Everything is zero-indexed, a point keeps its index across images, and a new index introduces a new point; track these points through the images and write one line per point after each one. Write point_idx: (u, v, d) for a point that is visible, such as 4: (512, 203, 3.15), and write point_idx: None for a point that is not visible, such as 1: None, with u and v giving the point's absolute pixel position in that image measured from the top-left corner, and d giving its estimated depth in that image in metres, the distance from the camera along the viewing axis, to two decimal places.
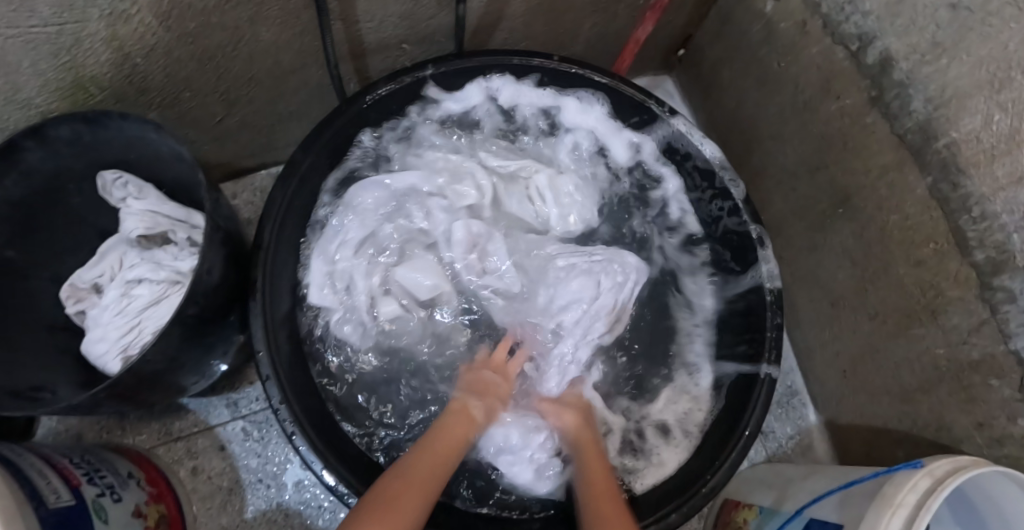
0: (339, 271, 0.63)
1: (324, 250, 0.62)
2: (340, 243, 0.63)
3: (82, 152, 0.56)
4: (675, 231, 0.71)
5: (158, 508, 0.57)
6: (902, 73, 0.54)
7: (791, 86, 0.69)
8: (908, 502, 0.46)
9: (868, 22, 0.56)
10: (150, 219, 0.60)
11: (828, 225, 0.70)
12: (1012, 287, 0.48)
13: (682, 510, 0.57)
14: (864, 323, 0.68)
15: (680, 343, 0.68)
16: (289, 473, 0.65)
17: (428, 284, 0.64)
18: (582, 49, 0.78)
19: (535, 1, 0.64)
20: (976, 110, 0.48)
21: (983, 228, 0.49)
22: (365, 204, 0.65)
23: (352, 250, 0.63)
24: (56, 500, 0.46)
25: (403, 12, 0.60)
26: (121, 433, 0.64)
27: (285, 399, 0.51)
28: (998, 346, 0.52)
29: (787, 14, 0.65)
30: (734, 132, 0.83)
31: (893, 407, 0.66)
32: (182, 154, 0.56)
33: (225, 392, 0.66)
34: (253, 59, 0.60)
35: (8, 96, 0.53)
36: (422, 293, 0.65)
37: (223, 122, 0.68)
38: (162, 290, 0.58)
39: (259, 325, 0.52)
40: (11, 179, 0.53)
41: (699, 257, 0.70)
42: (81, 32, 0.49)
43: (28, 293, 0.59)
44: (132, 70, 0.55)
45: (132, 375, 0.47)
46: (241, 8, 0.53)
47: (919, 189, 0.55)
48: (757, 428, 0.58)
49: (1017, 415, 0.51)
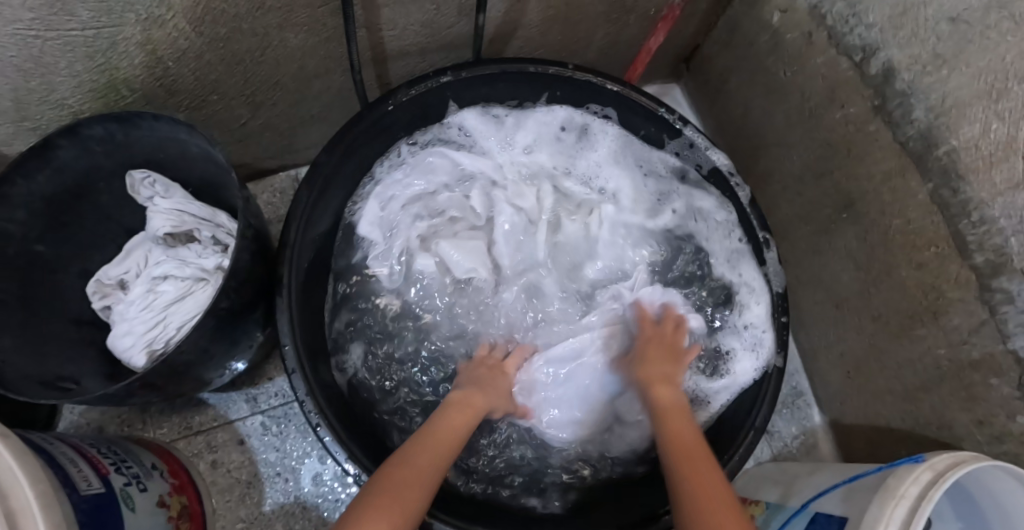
0: (389, 216, 0.69)
1: (381, 198, 0.68)
2: (391, 196, 0.68)
3: (113, 151, 0.58)
4: (703, 232, 0.71)
5: (180, 499, 0.58)
6: (904, 83, 0.56)
7: (797, 95, 0.71)
8: (910, 493, 0.48)
9: (872, 33, 0.58)
10: (175, 217, 0.62)
11: (833, 229, 0.72)
12: (1010, 288, 0.51)
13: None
14: (867, 325, 0.70)
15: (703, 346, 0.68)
16: (307, 467, 0.66)
17: (467, 265, 0.67)
18: (595, 58, 0.80)
19: (550, 11, 0.66)
20: (975, 119, 0.51)
21: (983, 231, 0.52)
22: (404, 170, 0.69)
23: (405, 203, 0.69)
24: (87, 487, 0.47)
25: (425, 20, 0.62)
26: (141, 426, 0.65)
27: (310, 391, 0.52)
28: (997, 345, 0.54)
29: (793, 26, 0.67)
30: (740, 139, 0.85)
31: (895, 406, 0.68)
32: (212, 154, 0.58)
33: (245, 387, 0.67)
34: (279, 64, 0.62)
35: (42, 96, 0.54)
36: (460, 272, 0.68)
37: (247, 124, 0.70)
38: (188, 286, 0.60)
39: (286, 319, 0.53)
40: (43, 177, 0.54)
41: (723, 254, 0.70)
42: (118, 36, 0.51)
43: (56, 287, 0.60)
44: (163, 73, 0.57)
45: (165, 366, 0.48)
46: (271, 15, 0.55)
47: (921, 194, 0.58)
48: (764, 423, 0.59)
49: (1015, 413, 0.54)
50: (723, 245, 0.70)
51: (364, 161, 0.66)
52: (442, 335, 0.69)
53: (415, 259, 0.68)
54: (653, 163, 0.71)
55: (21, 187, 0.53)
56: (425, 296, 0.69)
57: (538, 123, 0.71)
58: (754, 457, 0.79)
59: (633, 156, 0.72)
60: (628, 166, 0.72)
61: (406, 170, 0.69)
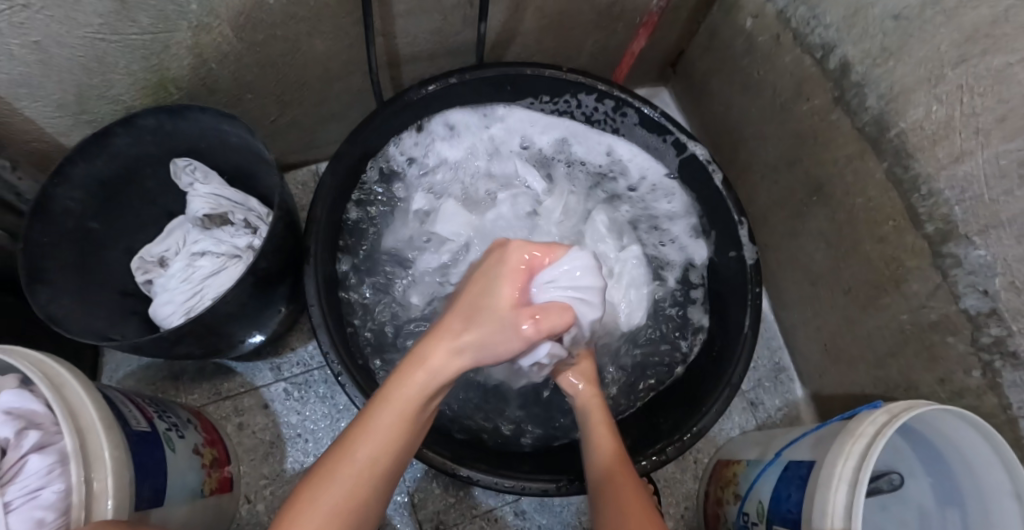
0: (427, 166, 0.79)
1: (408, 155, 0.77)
2: (426, 158, 0.79)
3: (160, 141, 0.65)
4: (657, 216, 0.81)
5: (211, 451, 0.65)
6: (859, 75, 0.64)
7: (769, 91, 0.78)
8: (867, 432, 0.54)
9: (830, 32, 0.66)
10: (213, 200, 0.69)
11: (806, 212, 0.78)
12: (958, 252, 0.57)
13: (675, 444, 0.64)
14: (840, 298, 0.76)
15: (663, 302, 0.79)
16: (324, 430, 0.73)
17: (452, 229, 0.77)
18: (587, 62, 0.88)
19: (544, 20, 0.75)
20: (920, 103, 0.58)
21: (932, 203, 0.58)
22: (439, 150, 0.79)
23: (428, 164, 0.79)
24: (137, 424, 0.54)
25: (434, 28, 0.71)
26: (175, 392, 0.71)
27: (334, 345, 0.59)
28: (951, 306, 0.60)
29: (763, 29, 0.75)
30: (722, 135, 0.93)
31: (868, 374, 0.73)
32: (250, 143, 0.65)
33: (270, 356, 0.74)
34: (307, 66, 0.71)
35: (101, 92, 0.63)
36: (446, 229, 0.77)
37: (276, 121, 0.78)
38: (223, 261, 0.67)
39: (312, 283, 0.61)
40: (101, 161, 0.62)
41: (681, 233, 0.80)
42: (170, 40, 0.59)
43: (106, 261, 0.68)
44: (206, 73, 0.65)
45: (208, 316, 0.55)
46: (301, 23, 0.64)
47: (878, 174, 0.64)
48: (740, 380, 0.65)
49: (971, 368, 0.59)
50: (672, 225, 0.80)
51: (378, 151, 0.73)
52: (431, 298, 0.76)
53: (414, 220, 0.78)
54: (609, 151, 0.82)
55: (81, 170, 0.61)
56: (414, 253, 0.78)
57: (509, 136, 0.81)
58: (738, 426, 0.84)
59: (587, 159, 0.83)
60: (586, 151, 0.82)
61: (427, 145, 0.78)
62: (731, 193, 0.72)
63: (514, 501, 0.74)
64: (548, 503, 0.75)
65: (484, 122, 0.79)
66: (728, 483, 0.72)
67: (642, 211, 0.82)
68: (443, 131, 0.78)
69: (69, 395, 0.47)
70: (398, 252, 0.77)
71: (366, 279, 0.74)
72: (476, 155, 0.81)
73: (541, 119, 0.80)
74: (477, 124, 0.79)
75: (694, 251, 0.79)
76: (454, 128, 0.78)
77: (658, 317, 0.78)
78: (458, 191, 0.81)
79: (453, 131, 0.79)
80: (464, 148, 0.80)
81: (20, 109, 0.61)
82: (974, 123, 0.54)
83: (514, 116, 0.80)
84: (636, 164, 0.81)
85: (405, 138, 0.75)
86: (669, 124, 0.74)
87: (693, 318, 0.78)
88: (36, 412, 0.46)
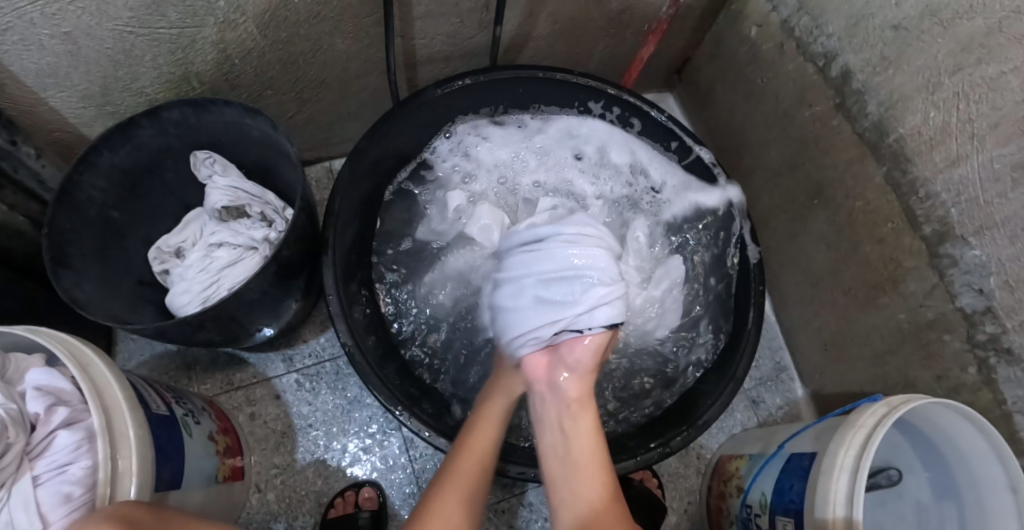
0: (462, 165, 0.81)
1: (446, 154, 0.81)
2: (463, 158, 0.81)
3: (183, 133, 0.67)
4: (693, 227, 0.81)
5: (224, 439, 0.66)
6: (860, 83, 0.67)
7: (772, 98, 0.81)
8: (869, 422, 0.56)
9: (832, 42, 0.69)
10: (231, 193, 0.70)
11: (806, 215, 0.81)
12: (955, 252, 0.59)
13: (682, 437, 0.65)
14: (840, 298, 0.78)
15: (699, 310, 0.79)
16: (335, 421, 0.76)
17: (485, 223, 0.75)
18: (596, 67, 0.91)
19: (556, 27, 0.78)
20: (917, 110, 0.61)
21: (928, 206, 0.61)
22: (475, 151, 0.81)
23: (468, 164, 0.81)
24: (157, 407, 0.54)
25: (450, 31, 0.73)
26: (188, 382, 0.75)
27: (350, 333, 0.61)
28: (947, 305, 0.62)
29: (768, 38, 0.78)
30: (726, 139, 0.96)
31: (866, 372, 0.76)
32: (270, 137, 0.66)
33: (283, 348, 0.77)
34: (326, 65, 0.73)
35: (126, 84, 0.64)
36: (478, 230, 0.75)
37: (293, 118, 0.80)
38: (239, 253, 0.68)
39: (330, 273, 0.62)
40: (124, 150, 0.63)
41: (706, 241, 0.80)
42: (197, 36, 0.61)
43: (125, 251, 0.69)
44: (229, 69, 0.67)
45: (231, 302, 0.56)
46: (324, 22, 0.65)
47: (876, 177, 0.67)
48: (744, 375, 0.67)
49: (967, 364, 0.61)
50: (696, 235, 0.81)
51: (393, 149, 0.75)
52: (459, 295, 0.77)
53: (450, 215, 0.79)
54: (634, 160, 0.81)
55: (104, 160, 0.62)
56: (438, 249, 0.79)
57: (538, 142, 0.82)
58: (740, 424, 0.87)
59: (625, 165, 0.82)
60: (625, 158, 0.81)
61: (453, 145, 0.80)
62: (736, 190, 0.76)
63: (520, 493, 0.77)
64: None
65: (520, 128, 0.81)
66: (725, 479, 0.74)
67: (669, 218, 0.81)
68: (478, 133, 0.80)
69: (95, 375, 0.48)
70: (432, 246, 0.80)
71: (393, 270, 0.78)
72: (513, 159, 0.82)
73: (586, 125, 0.80)
74: (508, 129, 0.81)
75: (707, 253, 0.80)
76: (491, 134, 0.81)
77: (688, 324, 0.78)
78: (491, 192, 0.81)
79: (491, 136, 0.81)
80: (501, 150, 0.81)
81: (45, 99, 0.62)
82: (969, 129, 0.56)
83: (553, 125, 0.81)
84: (656, 171, 0.81)
85: (444, 138, 0.80)
86: (678, 128, 0.76)
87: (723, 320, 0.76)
88: (64, 390, 0.47)
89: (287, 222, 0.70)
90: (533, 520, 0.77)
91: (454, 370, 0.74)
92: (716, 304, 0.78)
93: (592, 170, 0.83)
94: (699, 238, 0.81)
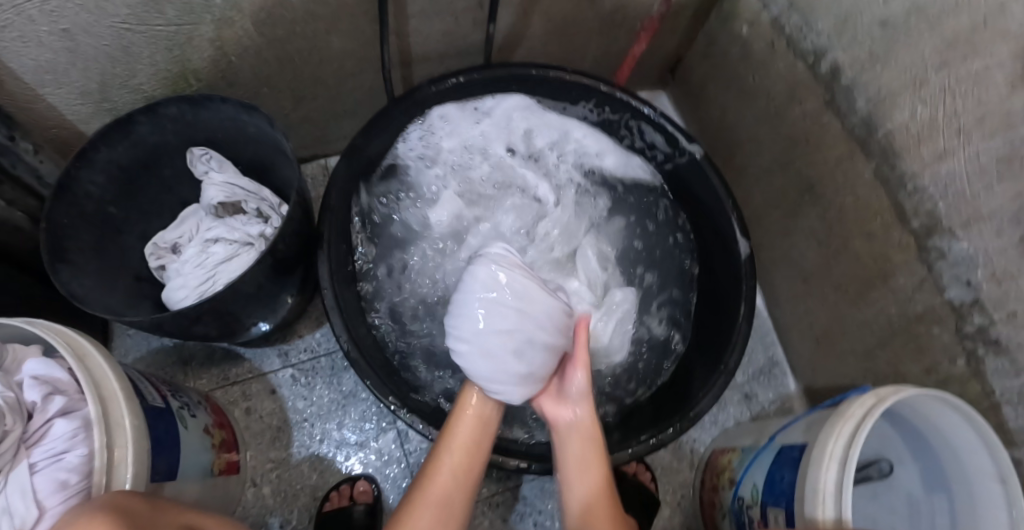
0: (430, 156, 0.81)
1: (418, 146, 0.79)
2: (429, 147, 0.80)
3: (180, 129, 0.67)
4: (642, 213, 0.86)
5: (220, 433, 0.67)
6: (848, 79, 0.68)
7: (763, 95, 0.82)
8: (856, 413, 0.56)
9: (822, 39, 0.70)
10: (227, 189, 0.71)
11: (798, 211, 0.81)
12: (943, 246, 0.60)
13: (680, 425, 0.66)
14: (831, 293, 0.79)
15: (649, 291, 0.83)
16: (331, 417, 0.76)
17: None
18: (589, 66, 0.92)
19: (550, 25, 0.79)
20: (905, 106, 0.62)
21: (917, 200, 0.62)
22: (439, 146, 0.80)
23: (428, 154, 0.80)
24: (153, 399, 0.55)
25: (445, 29, 0.74)
26: (184, 376, 0.76)
27: (345, 328, 0.61)
28: (936, 298, 0.63)
29: (759, 36, 0.79)
30: (717, 137, 0.97)
31: (858, 365, 0.76)
32: (267, 133, 0.67)
33: (278, 343, 0.78)
34: (322, 63, 0.73)
35: (123, 81, 0.65)
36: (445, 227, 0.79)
37: (289, 115, 0.81)
38: (235, 249, 0.68)
39: (325, 267, 0.63)
40: (122, 146, 0.64)
41: (670, 229, 0.85)
42: (194, 33, 0.62)
43: (121, 246, 0.70)
44: (226, 66, 0.68)
45: (227, 296, 0.57)
46: (320, 21, 0.66)
47: (866, 172, 0.68)
48: (736, 367, 0.67)
49: (956, 357, 0.62)
50: (662, 225, 0.85)
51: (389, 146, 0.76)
52: (427, 283, 0.78)
53: (418, 210, 0.80)
54: (596, 149, 0.84)
55: (102, 155, 0.63)
56: (410, 240, 0.80)
57: (484, 127, 0.82)
58: (733, 419, 0.87)
59: (584, 150, 0.85)
60: (588, 143, 0.84)
61: (430, 136, 0.79)
62: (716, 174, 0.74)
63: (514, 487, 0.78)
64: (548, 489, 0.79)
65: (479, 115, 0.80)
66: (718, 475, 0.75)
67: (626, 202, 0.86)
68: (445, 123, 0.79)
69: (92, 366, 0.48)
70: (400, 237, 0.79)
71: (380, 266, 0.77)
72: (473, 148, 0.82)
73: (545, 115, 0.82)
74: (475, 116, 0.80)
75: (677, 243, 0.84)
76: (453, 125, 0.79)
77: (652, 306, 0.83)
78: (460, 184, 0.82)
79: (452, 128, 0.80)
80: (461, 137, 0.81)
81: (44, 95, 0.63)
82: (956, 124, 0.57)
83: (502, 108, 0.80)
84: (610, 158, 0.84)
85: (416, 134, 0.78)
86: (668, 124, 0.76)
87: (680, 305, 0.82)
88: (61, 379, 0.48)
89: (283, 218, 0.71)
90: (528, 514, 0.77)
91: (432, 360, 0.74)
92: (669, 287, 0.83)
93: (542, 157, 0.85)
94: (659, 223, 0.85)
